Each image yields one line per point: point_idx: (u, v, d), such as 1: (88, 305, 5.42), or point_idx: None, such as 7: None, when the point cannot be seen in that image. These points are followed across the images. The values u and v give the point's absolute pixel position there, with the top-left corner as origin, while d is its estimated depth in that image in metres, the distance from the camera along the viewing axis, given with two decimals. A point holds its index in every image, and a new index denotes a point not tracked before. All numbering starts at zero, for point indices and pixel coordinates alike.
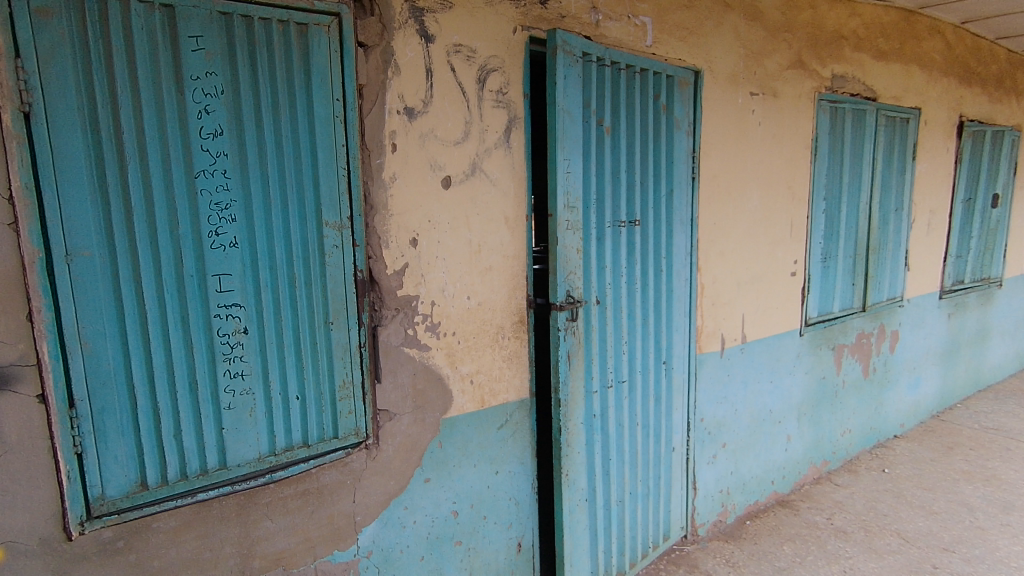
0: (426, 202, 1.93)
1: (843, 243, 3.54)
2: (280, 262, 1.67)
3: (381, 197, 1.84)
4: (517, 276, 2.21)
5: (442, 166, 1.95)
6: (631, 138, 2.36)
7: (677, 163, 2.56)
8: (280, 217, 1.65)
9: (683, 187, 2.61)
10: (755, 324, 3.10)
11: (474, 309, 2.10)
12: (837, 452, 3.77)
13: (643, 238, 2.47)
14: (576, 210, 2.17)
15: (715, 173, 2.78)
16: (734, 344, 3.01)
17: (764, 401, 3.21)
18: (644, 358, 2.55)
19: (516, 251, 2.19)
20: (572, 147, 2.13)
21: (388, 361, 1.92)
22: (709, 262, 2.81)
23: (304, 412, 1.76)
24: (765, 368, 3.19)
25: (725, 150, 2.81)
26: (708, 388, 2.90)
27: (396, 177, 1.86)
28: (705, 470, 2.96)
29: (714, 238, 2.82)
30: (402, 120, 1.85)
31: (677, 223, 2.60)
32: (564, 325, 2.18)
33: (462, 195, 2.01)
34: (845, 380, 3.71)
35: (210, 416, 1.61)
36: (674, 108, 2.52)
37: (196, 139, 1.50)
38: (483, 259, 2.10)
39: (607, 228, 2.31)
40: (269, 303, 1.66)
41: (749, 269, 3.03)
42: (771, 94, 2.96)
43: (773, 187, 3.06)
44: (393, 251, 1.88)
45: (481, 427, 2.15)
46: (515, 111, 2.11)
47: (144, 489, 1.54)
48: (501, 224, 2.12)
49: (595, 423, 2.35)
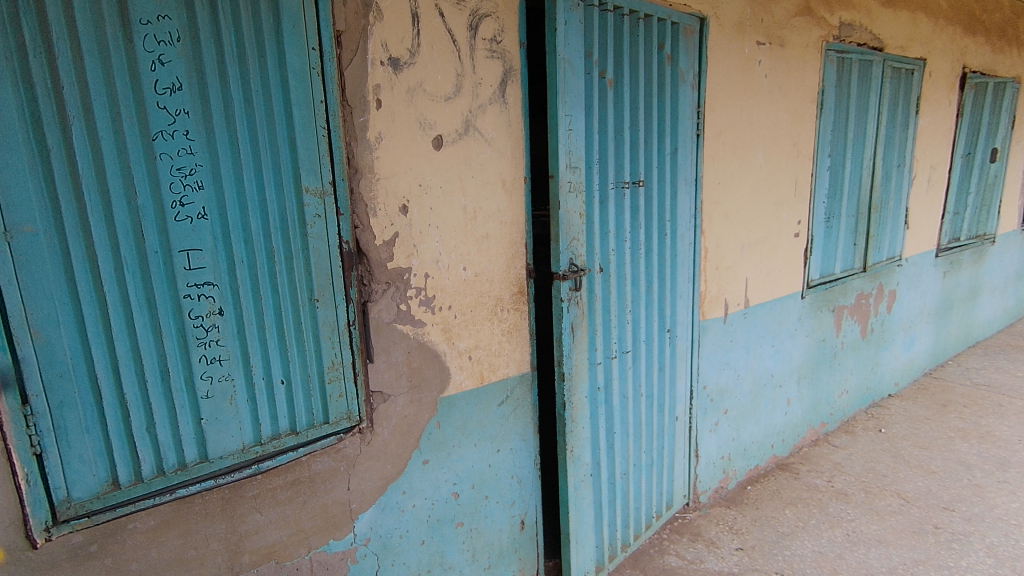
0: (415, 164, 1.75)
1: (846, 202, 3.42)
2: (257, 233, 1.50)
3: (366, 160, 1.66)
4: (517, 244, 2.04)
5: (432, 125, 1.77)
6: (636, 91, 2.19)
7: (682, 119, 2.40)
8: (254, 184, 1.47)
9: (688, 144, 2.45)
10: (759, 288, 3.01)
11: (471, 281, 1.94)
12: (834, 413, 3.76)
13: (646, 200, 2.33)
14: (579, 171, 2.00)
15: (721, 129, 2.62)
16: (736, 308, 2.92)
17: (765, 365, 3.15)
18: (648, 326, 2.44)
19: (514, 216, 2.02)
20: (574, 101, 1.95)
21: (379, 339, 1.77)
22: (713, 224, 2.69)
23: (291, 397, 1.63)
24: (767, 332, 3.12)
25: (731, 105, 2.64)
26: (710, 355, 2.82)
27: (382, 137, 1.68)
28: (708, 437, 2.90)
29: (718, 199, 2.69)
30: (387, 73, 1.66)
31: (681, 184, 2.46)
32: (566, 295, 2.03)
33: (455, 156, 1.83)
34: (844, 341, 3.67)
35: (186, 405, 1.46)
36: (678, 58, 2.33)
37: (151, 95, 1.31)
38: (479, 227, 1.93)
39: (611, 190, 2.15)
40: (246, 280, 1.50)
41: (754, 231, 2.91)
42: (778, 44, 2.78)
43: (779, 144, 2.91)
44: (381, 219, 1.71)
45: (481, 404, 2.04)
46: (511, 62, 1.91)
47: (116, 488, 1.40)
48: (498, 187, 1.95)
49: (600, 395, 2.24)
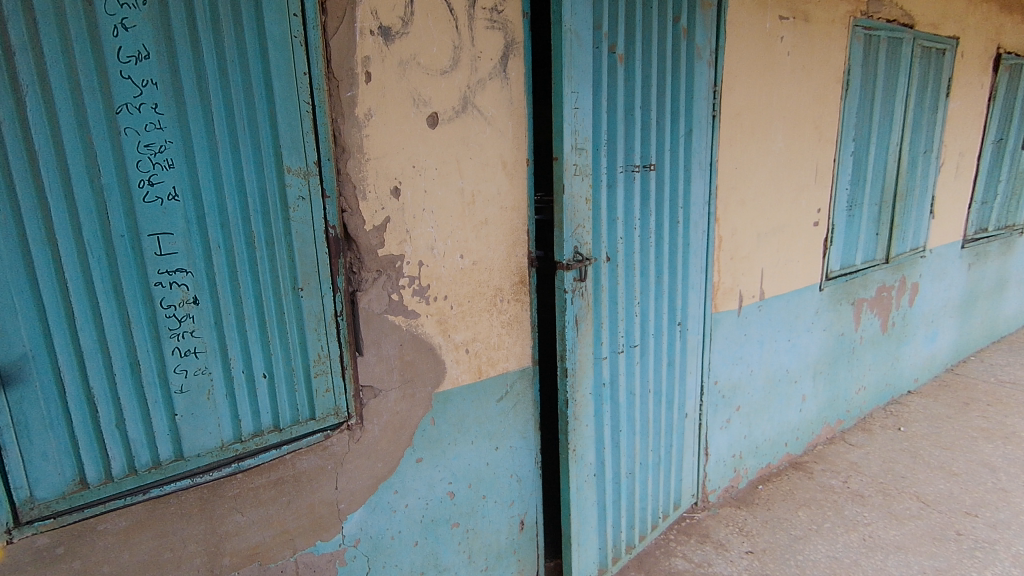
0: (408, 143, 1.63)
1: (870, 190, 3.25)
2: (234, 217, 1.39)
3: (354, 138, 1.54)
4: (518, 231, 1.92)
5: (427, 101, 1.64)
6: (649, 68, 2.04)
7: (697, 98, 2.26)
8: (230, 163, 1.36)
9: (703, 126, 2.31)
10: (775, 279, 2.87)
11: (468, 270, 1.82)
12: (850, 410, 3.63)
13: (657, 185, 2.19)
14: (585, 153, 1.87)
15: (738, 110, 2.46)
16: (751, 301, 2.78)
17: (780, 360, 3.03)
18: (657, 319, 2.32)
19: (515, 201, 1.89)
20: (581, 77, 1.81)
21: (369, 331, 1.66)
22: (728, 211, 2.55)
23: (274, 391, 1.53)
24: (783, 325, 2.99)
25: (751, 84, 2.48)
26: (722, 350, 2.70)
27: (372, 113, 1.55)
28: (719, 435, 2.79)
29: (735, 185, 2.54)
30: (378, 44, 1.53)
31: (695, 169, 2.32)
32: (570, 285, 1.91)
33: (452, 135, 1.70)
34: (864, 335, 3.52)
35: (160, 400, 1.36)
36: (694, 33, 2.18)
37: (114, 64, 1.20)
38: (478, 212, 1.81)
39: (620, 174, 2.02)
40: (223, 267, 1.39)
41: (771, 219, 2.76)
42: (802, 19, 2.60)
43: (800, 126, 2.74)
44: (370, 203, 1.59)
45: (478, 400, 1.93)
46: (514, 34, 1.77)
47: (84, 488, 1.31)
48: (498, 169, 1.82)
49: (605, 391, 2.13)
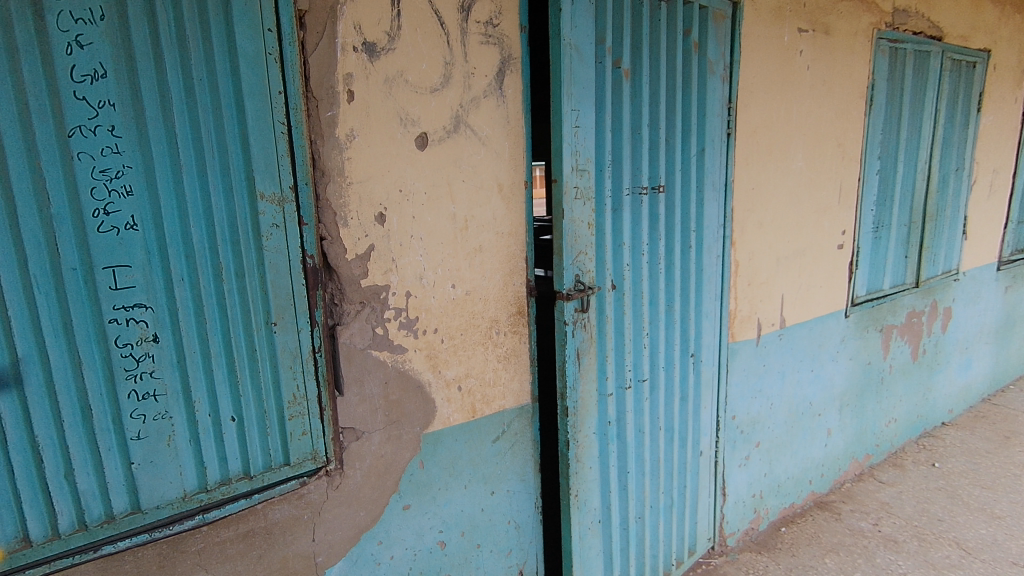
0: (394, 166, 1.51)
1: (898, 210, 3.06)
2: (200, 247, 1.27)
3: (334, 161, 1.42)
4: (515, 258, 1.79)
5: (416, 121, 1.52)
6: (657, 85, 1.91)
7: (711, 116, 2.12)
8: (196, 189, 1.24)
9: (716, 144, 2.17)
10: (796, 306, 2.70)
11: (460, 301, 1.69)
12: (880, 444, 3.40)
13: (667, 208, 2.05)
14: (586, 175, 1.74)
15: (755, 127, 2.32)
16: (771, 329, 2.61)
17: (802, 392, 2.86)
18: (668, 351, 2.17)
19: (512, 226, 1.76)
20: (582, 95, 1.69)
21: (351, 369, 1.54)
22: (745, 234, 2.40)
23: (243, 436, 1.40)
24: (806, 355, 2.82)
25: (768, 100, 2.34)
26: (740, 382, 2.54)
27: (354, 135, 1.44)
28: (737, 473, 2.62)
29: (752, 207, 2.39)
30: (361, 60, 1.42)
31: (708, 190, 2.17)
32: (571, 317, 1.77)
33: (443, 157, 1.58)
34: (893, 364, 3.31)
35: (114, 449, 1.24)
36: (707, 47, 2.05)
37: (67, 83, 1.09)
38: (471, 238, 1.68)
39: (626, 196, 1.88)
40: (186, 302, 1.27)
41: (792, 242, 2.60)
42: (822, 31, 2.46)
43: (822, 143, 2.58)
44: (352, 230, 1.47)
45: (472, 440, 1.79)
46: (511, 49, 1.66)
47: (27, 546, 1.19)
48: (493, 193, 1.69)
49: (610, 431, 1.99)
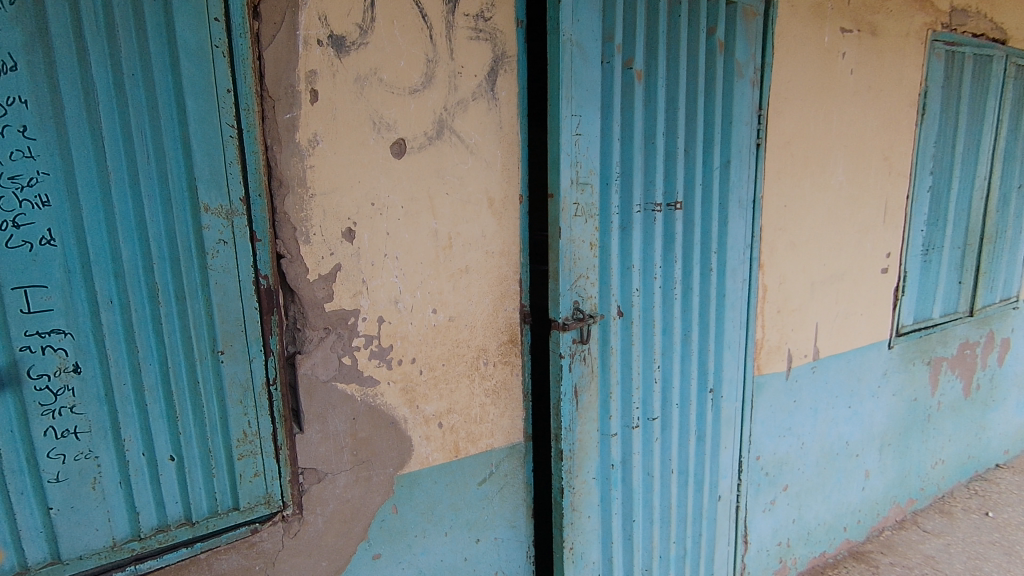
0: (365, 175, 1.33)
1: (952, 231, 2.76)
2: (132, 265, 1.11)
3: (294, 169, 1.26)
4: (508, 280, 1.59)
5: (392, 125, 1.34)
6: (675, 88, 1.70)
7: (737, 124, 1.89)
8: (126, 200, 1.09)
9: (743, 156, 1.94)
10: (831, 336, 2.44)
11: (443, 328, 1.50)
12: (926, 488, 3.07)
13: (685, 226, 1.82)
14: (588, 189, 1.54)
15: (789, 138, 2.08)
16: (803, 361, 2.37)
17: (837, 430, 2.58)
18: (683, 385, 1.94)
19: (505, 245, 1.57)
20: (585, 98, 1.50)
21: (313, 403, 1.37)
22: (774, 256, 2.16)
23: (184, 478, 1.23)
24: (842, 390, 2.55)
25: (805, 108, 2.10)
26: (766, 419, 2.30)
27: (319, 140, 1.27)
28: (761, 519, 2.36)
29: (783, 226, 2.16)
30: (327, 55, 1.26)
31: (733, 207, 1.95)
32: (568, 348, 1.57)
33: (423, 166, 1.40)
34: (942, 401, 2.98)
35: (28, 492, 1.09)
36: (734, 46, 1.83)
37: None
38: (456, 258, 1.49)
39: (636, 213, 1.67)
40: (115, 327, 1.12)
41: (829, 266, 2.34)
42: (869, 31, 2.20)
43: (866, 157, 2.32)
44: (315, 247, 1.31)
45: (455, 483, 1.59)
46: (505, 46, 1.47)
47: None
48: (482, 207, 1.51)
49: (613, 475, 1.77)
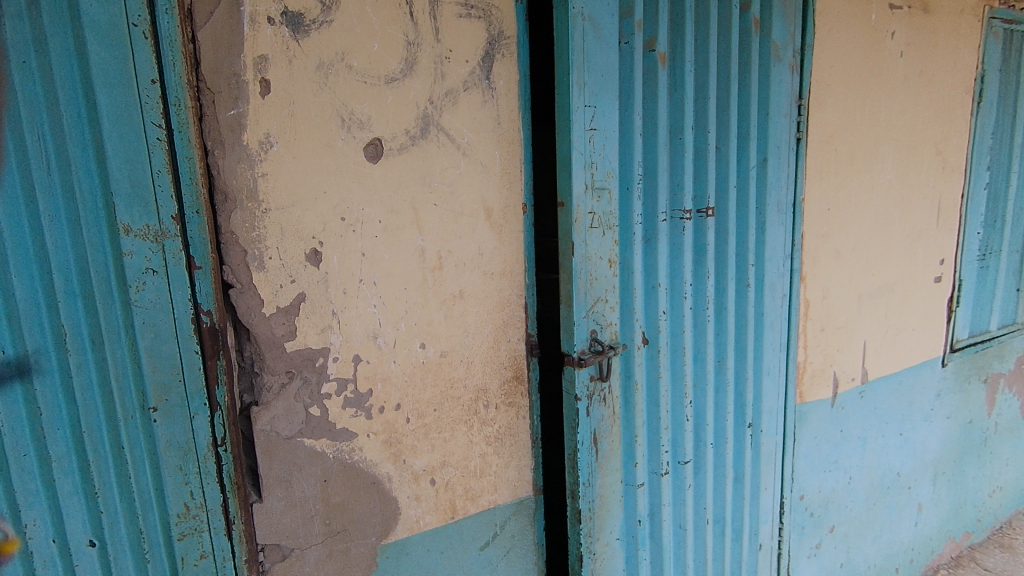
0: (333, 184, 1.08)
1: (1009, 234, 2.47)
2: (30, 305, 0.87)
3: (241, 178, 1.00)
4: (511, 306, 1.34)
5: (365, 122, 1.10)
6: (704, 74, 1.44)
7: (775, 116, 1.64)
8: (18, 222, 0.85)
9: (783, 153, 1.68)
10: (881, 355, 2.16)
11: (433, 365, 1.25)
12: (982, 519, 2.77)
13: (718, 236, 1.56)
14: (605, 196, 1.29)
15: (832, 131, 1.82)
16: (850, 385, 2.10)
17: (887, 460, 2.30)
18: (717, 421, 1.67)
19: (507, 264, 1.31)
20: (600, 85, 1.25)
21: (274, 464, 1.12)
22: (818, 268, 1.89)
23: (109, 566, 0.99)
24: (892, 415, 2.27)
25: (850, 96, 1.84)
26: (810, 453, 2.02)
27: (273, 141, 1.02)
28: (806, 566, 2.08)
29: (827, 232, 1.89)
30: (281, 36, 1.00)
31: (772, 212, 1.68)
32: (585, 389, 1.31)
33: (405, 172, 1.15)
34: (1000, 422, 2.68)
35: None
36: (770, 25, 1.58)
37: None
38: (448, 281, 1.24)
39: (662, 222, 1.41)
40: (9, 384, 0.88)
41: (878, 276, 2.07)
42: (920, 8, 1.94)
43: (918, 151, 2.05)
44: (271, 274, 1.05)
45: (452, 549, 1.33)
46: (502, 25, 1.22)
47: None
48: (478, 220, 1.26)
49: (640, 531, 1.51)
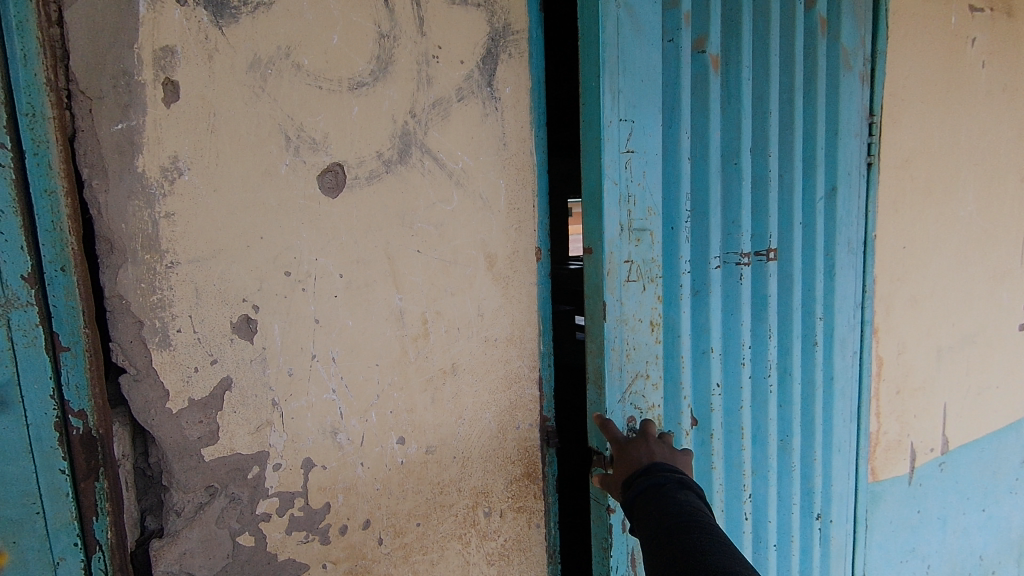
0: (274, 227, 0.78)
1: None
2: None
3: (135, 220, 0.70)
4: (521, 381, 1.02)
5: (320, 142, 0.80)
6: (764, 84, 1.14)
7: (845, 135, 1.33)
8: None
9: (854, 180, 1.37)
10: (962, 419, 1.81)
11: (414, 466, 0.93)
12: None
13: (781, 285, 1.24)
14: (644, 238, 0.98)
15: (908, 154, 1.51)
16: (928, 457, 1.74)
17: (970, 543, 1.91)
18: (780, 516, 1.33)
19: (515, 327, 1.00)
20: (638, 94, 0.95)
21: None
22: (893, 317, 1.56)
23: None
24: (975, 489, 1.90)
25: (928, 113, 1.53)
26: (884, 541, 1.65)
27: (183, 167, 0.72)
28: None
29: (903, 275, 1.56)
30: (196, 21, 0.71)
31: (842, 252, 1.36)
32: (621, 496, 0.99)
33: (376, 209, 0.85)
34: None
35: None
36: (839, 25, 1.28)
37: None
38: (436, 353, 0.93)
39: (716, 270, 1.09)
40: None
41: (959, 325, 1.73)
42: (1002, 11, 1.65)
43: (1003, 178, 1.73)
44: (180, 355, 0.74)
45: None
46: (509, 16, 0.94)
47: None
48: (477, 270, 0.95)
49: None
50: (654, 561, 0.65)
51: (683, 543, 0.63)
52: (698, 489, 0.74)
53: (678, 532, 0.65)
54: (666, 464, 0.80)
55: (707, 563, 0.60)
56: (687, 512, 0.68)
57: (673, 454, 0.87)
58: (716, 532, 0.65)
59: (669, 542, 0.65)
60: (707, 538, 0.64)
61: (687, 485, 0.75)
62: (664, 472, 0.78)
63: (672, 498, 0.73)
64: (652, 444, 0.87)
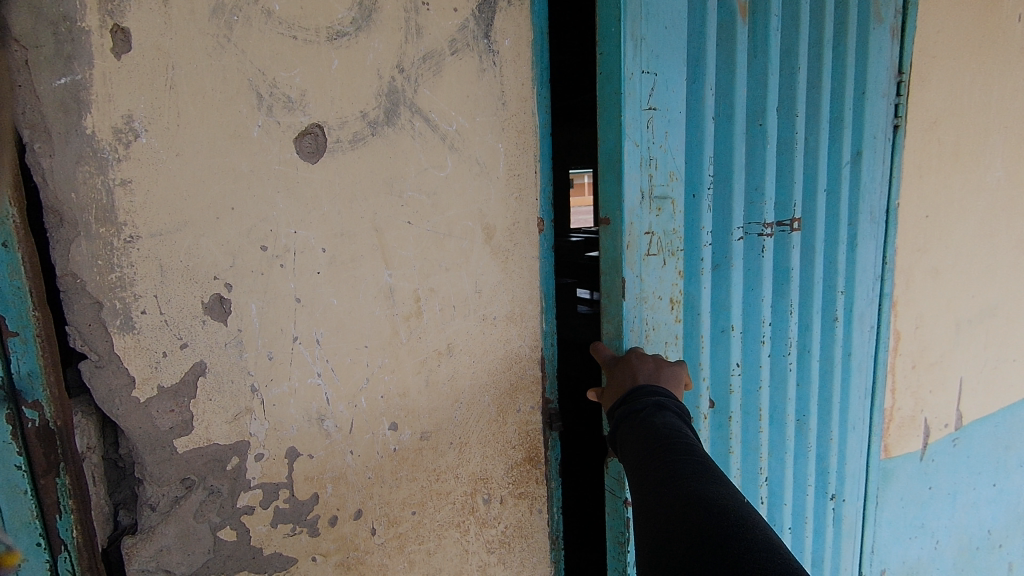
0: (247, 196, 0.70)
1: None
2: None
3: (86, 190, 0.62)
4: (523, 362, 0.95)
5: (296, 100, 0.71)
6: (792, 36, 1.04)
7: (873, 94, 1.23)
8: None
9: (880, 144, 1.27)
10: (978, 394, 1.75)
11: (409, 452, 0.87)
12: None
13: (803, 258, 1.16)
14: (666, 207, 0.90)
15: (937, 116, 1.41)
16: (942, 433, 1.69)
17: (980, 518, 1.87)
18: (795, 499, 1.29)
19: (517, 305, 0.93)
20: (661, 44, 0.86)
21: None
22: (913, 289, 1.48)
23: None
24: (988, 464, 1.84)
25: (959, 71, 1.43)
26: (894, 518, 1.61)
27: (139, 128, 0.64)
28: None
29: (925, 244, 1.48)
30: None
31: (864, 222, 1.28)
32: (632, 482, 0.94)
33: (362, 176, 0.76)
34: None
35: None
36: None
37: None
38: (430, 332, 0.86)
39: (738, 242, 1.01)
40: None
41: (980, 297, 1.65)
42: None
43: None
44: (146, 339, 0.67)
45: None
46: None
47: None
48: (474, 243, 0.87)
49: None
50: (636, 487, 0.62)
51: (663, 464, 0.59)
52: (676, 409, 0.71)
53: (656, 452, 0.61)
54: (645, 386, 0.75)
55: (688, 482, 0.56)
56: (668, 432, 0.64)
57: (659, 364, 0.81)
58: (698, 451, 0.61)
59: (648, 464, 0.61)
60: (685, 453, 0.60)
61: (664, 406, 0.71)
62: (642, 396, 0.74)
63: (651, 421, 0.68)
64: (635, 361, 0.81)
